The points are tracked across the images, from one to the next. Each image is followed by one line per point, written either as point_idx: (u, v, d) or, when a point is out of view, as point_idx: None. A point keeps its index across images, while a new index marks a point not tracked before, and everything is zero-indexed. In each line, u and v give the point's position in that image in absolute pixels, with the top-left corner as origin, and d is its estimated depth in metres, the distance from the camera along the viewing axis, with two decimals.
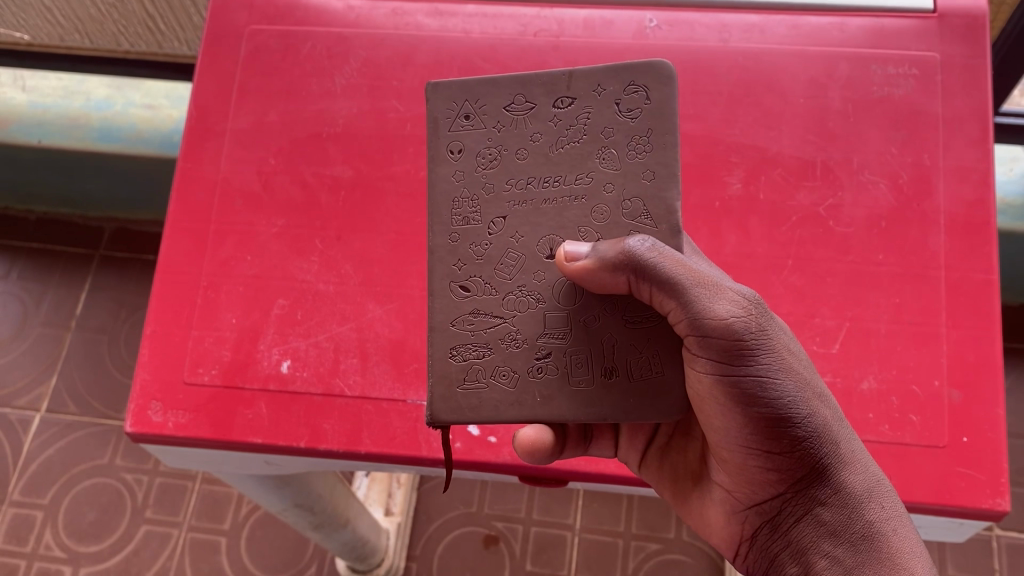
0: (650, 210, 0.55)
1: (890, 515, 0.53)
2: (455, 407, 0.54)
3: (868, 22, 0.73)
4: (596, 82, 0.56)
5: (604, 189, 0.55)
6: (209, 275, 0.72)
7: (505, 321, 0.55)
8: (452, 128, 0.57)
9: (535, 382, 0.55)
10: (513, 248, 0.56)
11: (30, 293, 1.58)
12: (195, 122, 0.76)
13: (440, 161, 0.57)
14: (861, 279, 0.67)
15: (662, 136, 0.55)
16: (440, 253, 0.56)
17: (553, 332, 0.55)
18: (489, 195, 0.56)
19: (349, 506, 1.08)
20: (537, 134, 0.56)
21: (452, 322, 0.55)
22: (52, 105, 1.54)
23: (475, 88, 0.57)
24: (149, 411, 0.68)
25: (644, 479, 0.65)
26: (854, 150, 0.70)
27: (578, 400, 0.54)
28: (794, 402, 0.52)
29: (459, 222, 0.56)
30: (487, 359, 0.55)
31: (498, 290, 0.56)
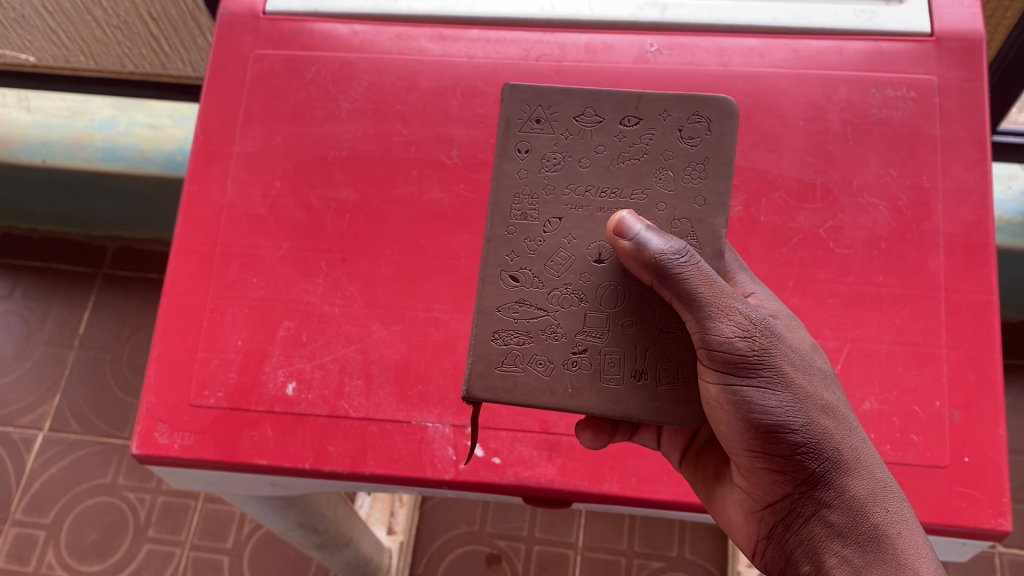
0: (696, 232, 0.56)
1: (894, 519, 0.52)
2: (490, 385, 0.55)
3: (866, 46, 0.74)
4: (663, 107, 0.57)
5: (655, 206, 0.56)
6: (215, 297, 0.72)
7: (547, 314, 0.56)
8: (523, 128, 0.58)
9: (568, 374, 0.55)
10: (564, 249, 0.56)
11: (34, 311, 1.58)
12: (202, 144, 0.77)
13: (507, 158, 0.58)
14: (862, 300, 0.67)
15: (718, 166, 0.56)
16: (496, 243, 0.57)
17: (592, 331, 0.56)
18: (548, 196, 0.57)
19: (352, 525, 1.09)
20: (601, 146, 0.57)
21: (498, 307, 0.56)
22: (55, 125, 1.57)
23: (553, 94, 0.58)
24: (154, 433, 0.69)
25: (649, 499, 0.65)
26: (853, 173, 0.70)
27: (609, 398, 0.55)
28: (795, 409, 0.52)
29: (517, 217, 0.57)
30: (526, 347, 0.56)
31: (545, 285, 0.56)
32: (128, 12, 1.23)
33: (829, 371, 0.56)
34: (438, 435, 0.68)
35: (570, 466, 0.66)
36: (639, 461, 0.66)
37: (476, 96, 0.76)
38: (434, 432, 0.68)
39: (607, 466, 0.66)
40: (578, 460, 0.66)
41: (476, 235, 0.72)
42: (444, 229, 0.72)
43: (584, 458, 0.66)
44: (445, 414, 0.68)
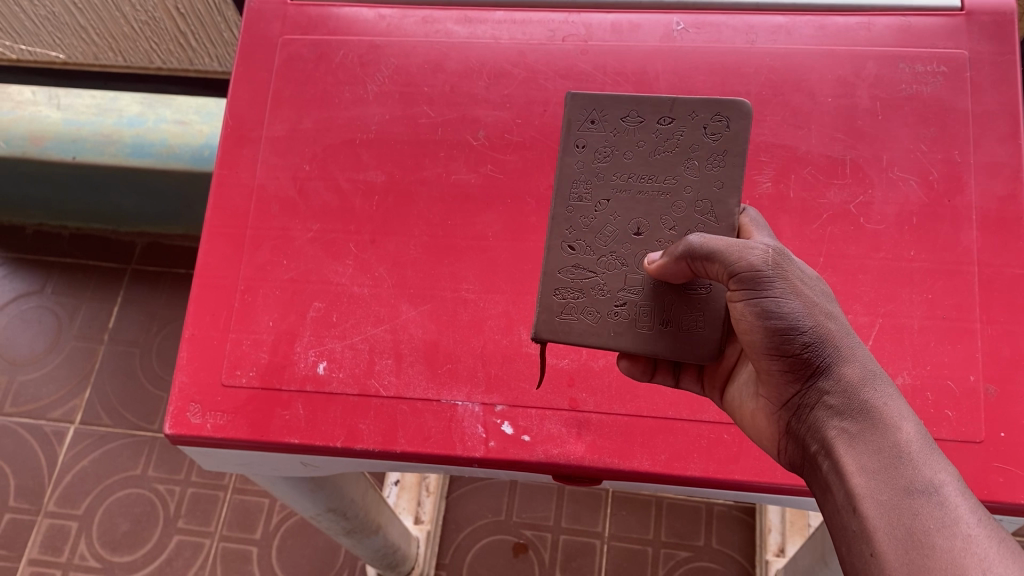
0: (715, 209, 0.61)
1: (888, 395, 0.50)
2: (552, 328, 0.61)
3: (894, 21, 0.73)
4: (691, 109, 0.62)
5: (684, 192, 0.61)
6: (246, 279, 0.73)
7: (597, 275, 0.61)
8: (581, 128, 0.63)
9: (613, 322, 0.61)
10: (612, 224, 0.62)
11: (65, 308, 1.64)
12: (231, 128, 0.77)
13: (566, 152, 0.63)
14: (893, 275, 0.67)
15: (735, 157, 0.61)
16: (556, 218, 0.62)
17: (634, 287, 0.61)
18: (597, 182, 0.62)
19: (381, 512, 1.09)
20: (640, 142, 0.62)
21: (558, 270, 0.62)
22: (86, 122, 1.48)
23: (605, 98, 0.63)
24: (187, 413, 0.70)
25: (680, 476, 0.65)
26: (883, 148, 0.70)
27: (645, 343, 0.60)
28: (798, 308, 0.51)
29: (573, 198, 0.62)
30: (580, 300, 0.61)
31: (595, 251, 0.62)
32: (156, 7, 1.24)
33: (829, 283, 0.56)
34: (468, 413, 0.68)
35: (600, 443, 0.66)
36: (668, 439, 0.66)
37: (502, 77, 0.76)
38: (464, 411, 0.68)
39: (637, 444, 0.66)
40: (609, 437, 0.66)
41: (504, 215, 0.72)
42: (472, 210, 0.73)
43: (614, 435, 0.66)
44: (475, 393, 0.68)
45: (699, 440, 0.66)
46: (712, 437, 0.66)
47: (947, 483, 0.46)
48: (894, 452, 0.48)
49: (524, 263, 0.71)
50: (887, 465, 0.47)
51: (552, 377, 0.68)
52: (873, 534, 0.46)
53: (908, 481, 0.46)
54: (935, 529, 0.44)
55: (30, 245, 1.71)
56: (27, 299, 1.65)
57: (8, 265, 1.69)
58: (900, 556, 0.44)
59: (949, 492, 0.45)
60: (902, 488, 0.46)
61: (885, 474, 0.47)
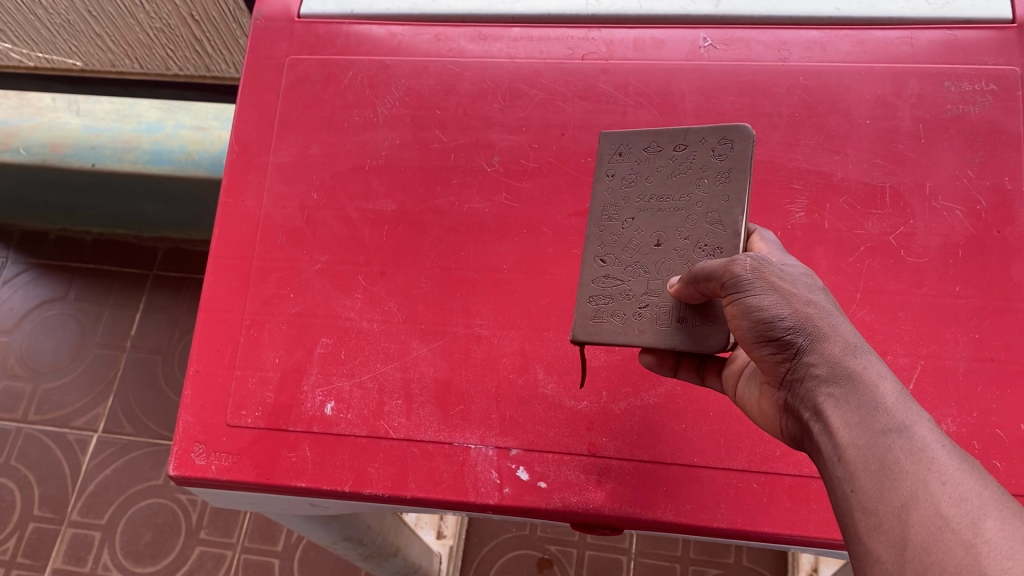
0: (722, 219, 0.58)
1: (863, 356, 0.48)
2: (587, 329, 0.59)
3: (939, 35, 0.68)
4: (701, 134, 0.61)
5: (694, 209, 0.59)
6: (252, 313, 0.70)
7: (624, 282, 0.60)
8: (610, 161, 0.63)
9: (637, 321, 0.58)
10: (636, 238, 0.60)
11: (88, 314, 1.64)
12: (237, 154, 0.74)
13: (599, 182, 0.63)
14: (936, 314, 0.62)
15: (740, 175, 0.58)
16: (589, 238, 0.62)
17: (658, 290, 0.59)
18: (621, 203, 0.61)
19: (400, 534, 1.07)
20: (659, 167, 0.61)
21: (591, 281, 0.60)
22: (106, 129, 1.46)
23: (632, 133, 0.63)
24: (192, 454, 0.67)
25: (706, 528, 0.61)
26: (926, 175, 0.65)
27: (666, 339, 0.57)
28: (770, 298, 0.49)
29: (603, 220, 0.62)
30: (609, 305, 0.59)
31: (623, 263, 0.60)
32: (171, 14, 1.21)
33: (806, 268, 0.53)
34: (481, 457, 0.64)
35: (621, 492, 0.62)
36: (693, 487, 0.62)
37: (518, 99, 0.72)
38: (477, 454, 0.65)
39: (661, 493, 0.62)
40: (630, 484, 0.63)
41: (519, 246, 0.68)
42: (485, 240, 0.69)
43: (636, 484, 0.63)
44: (488, 436, 0.65)
45: (727, 488, 0.62)
46: (740, 486, 0.62)
47: (920, 419, 0.45)
48: (868, 403, 0.46)
49: (541, 296, 0.67)
50: (862, 415, 0.46)
51: (571, 420, 0.64)
52: (853, 482, 0.44)
53: (882, 425, 0.45)
54: (906, 460, 0.43)
55: (53, 250, 1.70)
56: (51, 305, 1.65)
57: (33, 271, 1.68)
58: (876, 492, 0.43)
59: (921, 426, 0.44)
60: (876, 432, 0.45)
61: (860, 423, 0.45)
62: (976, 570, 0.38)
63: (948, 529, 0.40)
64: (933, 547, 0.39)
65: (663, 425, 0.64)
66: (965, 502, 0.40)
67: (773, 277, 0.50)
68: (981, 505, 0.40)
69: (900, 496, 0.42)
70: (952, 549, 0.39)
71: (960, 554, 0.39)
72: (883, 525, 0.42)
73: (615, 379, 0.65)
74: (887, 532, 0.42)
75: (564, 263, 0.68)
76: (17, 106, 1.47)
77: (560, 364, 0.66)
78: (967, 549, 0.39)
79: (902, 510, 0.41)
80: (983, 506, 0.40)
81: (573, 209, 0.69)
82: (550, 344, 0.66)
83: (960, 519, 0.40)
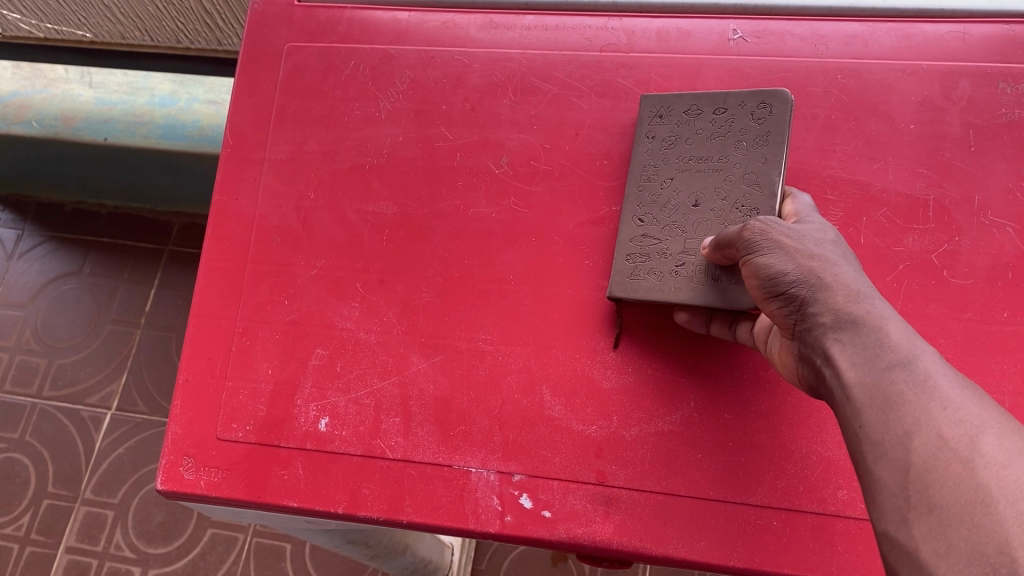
0: (759, 178, 0.58)
1: (867, 299, 0.48)
2: (625, 286, 0.59)
3: (994, 30, 0.62)
4: (739, 98, 0.60)
5: (732, 171, 0.59)
6: (244, 321, 0.66)
7: (662, 241, 0.60)
8: (651, 123, 0.62)
9: (674, 279, 0.58)
10: (675, 199, 0.60)
11: (102, 288, 1.62)
12: (231, 149, 0.70)
13: (638, 145, 0.63)
14: (982, 342, 0.57)
15: (779, 138, 0.58)
16: (629, 198, 0.62)
17: (695, 250, 0.59)
18: (661, 164, 0.62)
19: (408, 532, 1.04)
20: (698, 128, 0.61)
21: (630, 240, 0.60)
22: (118, 101, 1.42)
23: (673, 95, 0.62)
24: (180, 468, 0.64)
25: (721, 567, 0.57)
26: (975, 188, 0.59)
27: (701, 297, 0.57)
28: (776, 254, 0.50)
29: (643, 180, 0.62)
30: (647, 262, 0.59)
31: (661, 222, 0.60)
32: None
33: (822, 226, 0.53)
34: (482, 482, 0.60)
35: (631, 524, 0.58)
36: (709, 522, 0.57)
37: (530, 94, 0.67)
38: (478, 479, 0.60)
39: (672, 526, 0.57)
40: (641, 516, 0.58)
41: (528, 254, 0.64)
42: (491, 248, 0.64)
43: (647, 516, 0.58)
44: (490, 459, 0.61)
45: (744, 525, 0.57)
46: (759, 524, 0.57)
47: (923, 352, 0.44)
48: (872, 343, 0.45)
49: (549, 311, 0.63)
50: (863, 352, 0.46)
51: (579, 446, 0.60)
52: (859, 418, 0.44)
53: (886, 361, 0.44)
54: (909, 390, 0.43)
55: (69, 223, 1.68)
56: (66, 280, 1.63)
57: (48, 244, 1.66)
58: (880, 422, 0.43)
59: (924, 359, 0.44)
60: (877, 366, 0.45)
61: (860, 358, 0.45)
62: (974, 482, 0.38)
63: (948, 449, 0.39)
64: (934, 466, 0.39)
65: (678, 454, 0.59)
66: (964, 422, 0.40)
67: (778, 235, 0.51)
68: (980, 424, 0.40)
69: (902, 424, 0.42)
70: (951, 466, 0.39)
71: (958, 471, 0.38)
72: (889, 454, 0.42)
73: (628, 403, 0.60)
74: (891, 459, 0.41)
75: (576, 274, 0.63)
76: (29, 77, 1.43)
77: (569, 384, 0.61)
78: (964, 464, 0.38)
79: (905, 437, 0.41)
80: (982, 424, 0.40)
81: (586, 216, 0.64)
82: (558, 363, 0.62)
83: (959, 438, 0.39)
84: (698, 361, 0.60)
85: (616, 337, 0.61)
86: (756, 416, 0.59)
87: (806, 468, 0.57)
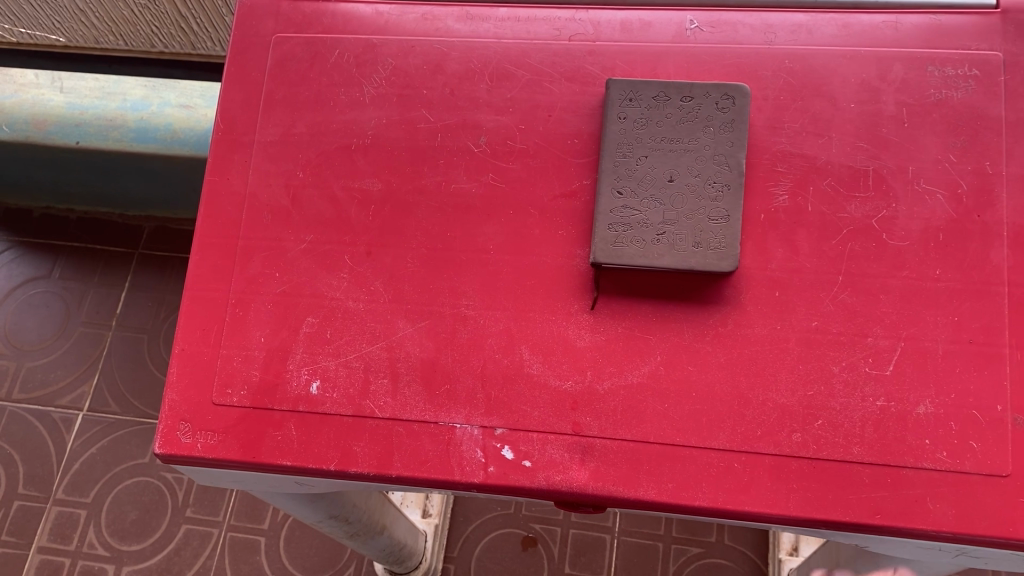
0: (728, 159, 0.65)
1: None
2: (610, 253, 0.64)
3: (923, 20, 0.69)
4: (702, 88, 0.67)
5: (702, 151, 0.65)
6: (237, 292, 0.70)
7: (641, 212, 0.65)
8: (622, 106, 0.67)
9: (656, 246, 0.64)
10: (649, 175, 0.65)
11: (72, 292, 1.63)
12: (222, 133, 0.74)
13: (610, 125, 0.67)
14: (917, 296, 0.63)
15: (743, 125, 0.65)
16: (606, 174, 0.66)
17: (672, 220, 0.64)
18: (635, 142, 0.66)
19: (384, 513, 1.08)
20: (667, 113, 0.67)
21: (610, 212, 0.65)
22: (90, 106, 1.42)
23: (643, 81, 0.67)
24: (177, 432, 0.67)
25: (688, 507, 0.62)
26: (909, 160, 0.66)
27: (684, 263, 0.63)
28: None
29: (619, 156, 0.66)
30: (629, 231, 0.64)
31: (637, 194, 0.65)
32: None
33: None
34: (467, 437, 0.65)
35: (605, 470, 0.63)
36: (676, 467, 0.62)
37: (505, 79, 0.72)
38: (462, 434, 0.65)
39: (643, 471, 0.62)
40: (614, 463, 0.63)
41: (506, 226, 0.69)
42: (472, 221, 0.69)
43: (619, 463, 0.63)
44: (474, 415, 0.65)
45: (709, 468, 0.62)
46: (721, 466, 0.62)
47: None
48: None
49: (527, 277, 0.68)
50: None
51: (555, 400, 0.65)
52: None
53: None
54: None
55: (37, 228, 1.69)
56: (35, 284, 1.64)
57: (17, 248, 1.67)
58: None
59: None
60: None
61: None
62: None
63: None
64: None
65: (647, 405, 0.64)
66: None
67: None
68: None
69: None
70: None
71: None
72: None
73: (599, 359, 0.65)
74: None
75: (551, 243, 0.68)
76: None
77: (546, 344, 0.66)
78: None
79: None
80: None
81: (559, 190, 0.69)
82: (536, 325, 0.67)
83: None
84: (664, 322, 0.65)
85: (589, 298, 0.67)
86: (717, 367, 0.64)
87: (763, 415, 0.63)
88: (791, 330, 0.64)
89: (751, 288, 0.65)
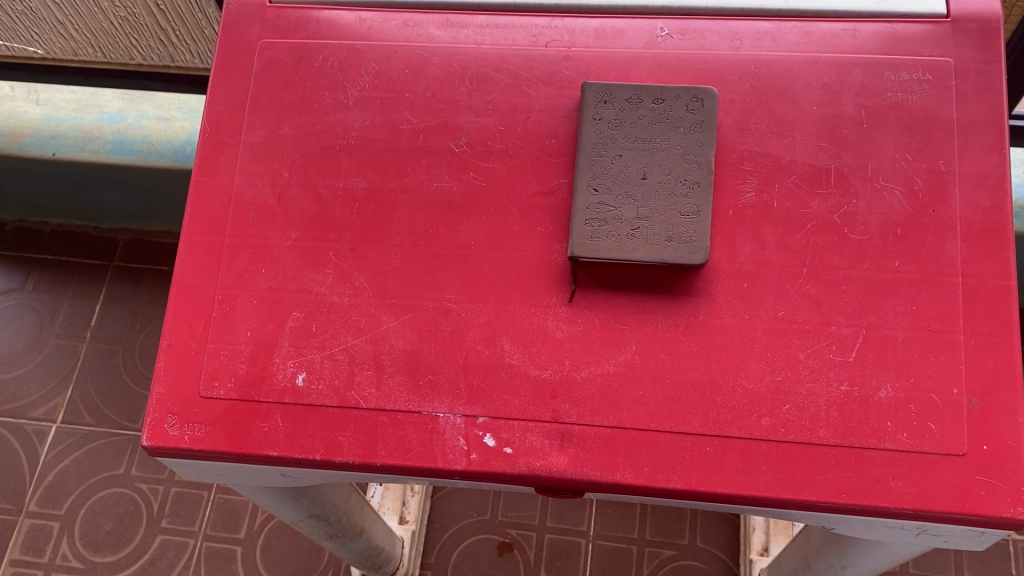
0: (698, 158, 0.68)
1: None
2: (587, 247, 0.67)
3: (880, 28, 0.72)
4: (673, 91, 0.70)
5: (673, 151, 0.68)
6: (224, 288, 0.72)
7: (616, 208, 0.68)
8: (598, 108, 0.70)
9: (630, 240, 0.67)
10: (624, 173, 0.68)
11: (45, 304, 1.63)
12: (209, 134, 0.76)
13: (586, 125, 0.70)
14: (877, 287, 0.67)
15: (712, 126, 0.69)
16: (582, 172, 0.69)
17: (646, 215, 0.67)
18: (610, 142, 0.69)
19: (363, 515, 1.09)
20: (640, 114, 0.70)
21: (586, 208, 0.68)
22: (66, 118, 1.45)
23: (617, 84, 0.70)
24: (165, 425, 0.68)
25: (663, 490, 0.64)
26: (868, 158, 0.69)
27: (657, 256, 0.66)
28: None
29: (595, 156, 0.69)
30: (605, 226, 0.67)
31: (613, 191, 0.68)
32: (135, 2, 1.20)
33: None
34: (449, 425, 0.67)
35: (583, 455, 0.65)
36: (651, 451, 0.65)
37: (485, 83, 0.75)
38: (445, 422, 0.67)
39: (620, 455, 0.65)
40: (592, 448, 0.65)
41: (486, 222, 0.72)
42: (453, 219, 0.72)
43: (597, 447, 0.65)
44: (456, 404, 0.67)
45: (683, 452, 0.65)
46: (694, 450, 0.65)
47: None
48: None
49: (507, 272, 0.70)
50: None
51: (535, 389, 0.67)
52: None
53: None
54: None
55: (11, 241, 1.70)
56: (8, 296, 1.64)
57: None
58: None
59: None
60: None
61: None
62: None
63: None
64: None
65: (623, 393, 0.66)
66: None
67: None
68: None
69: None
70: None
71: None
72: None
73: (577, 349, 0.68)
74: None
75: (530, 239, 0.71)
76: None
77: (526, 335, 0.68)
78: None
79: None
80: None
81: (537, 188, 0.72)
82: (516, 317, 0.69)
83: None
84: (639, 312, 0.68)
85: (567, 291, 0.69)
86: (689, 355, 0.67)
87: (734, 400, 0.65)
88: (759, 319, 0.67)
89: (721, 280, 0.68)
